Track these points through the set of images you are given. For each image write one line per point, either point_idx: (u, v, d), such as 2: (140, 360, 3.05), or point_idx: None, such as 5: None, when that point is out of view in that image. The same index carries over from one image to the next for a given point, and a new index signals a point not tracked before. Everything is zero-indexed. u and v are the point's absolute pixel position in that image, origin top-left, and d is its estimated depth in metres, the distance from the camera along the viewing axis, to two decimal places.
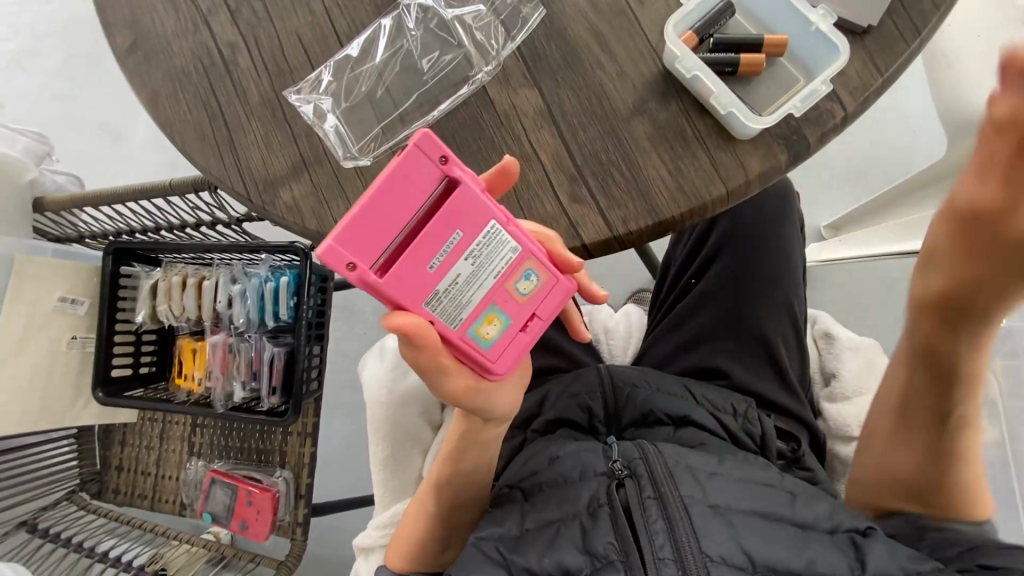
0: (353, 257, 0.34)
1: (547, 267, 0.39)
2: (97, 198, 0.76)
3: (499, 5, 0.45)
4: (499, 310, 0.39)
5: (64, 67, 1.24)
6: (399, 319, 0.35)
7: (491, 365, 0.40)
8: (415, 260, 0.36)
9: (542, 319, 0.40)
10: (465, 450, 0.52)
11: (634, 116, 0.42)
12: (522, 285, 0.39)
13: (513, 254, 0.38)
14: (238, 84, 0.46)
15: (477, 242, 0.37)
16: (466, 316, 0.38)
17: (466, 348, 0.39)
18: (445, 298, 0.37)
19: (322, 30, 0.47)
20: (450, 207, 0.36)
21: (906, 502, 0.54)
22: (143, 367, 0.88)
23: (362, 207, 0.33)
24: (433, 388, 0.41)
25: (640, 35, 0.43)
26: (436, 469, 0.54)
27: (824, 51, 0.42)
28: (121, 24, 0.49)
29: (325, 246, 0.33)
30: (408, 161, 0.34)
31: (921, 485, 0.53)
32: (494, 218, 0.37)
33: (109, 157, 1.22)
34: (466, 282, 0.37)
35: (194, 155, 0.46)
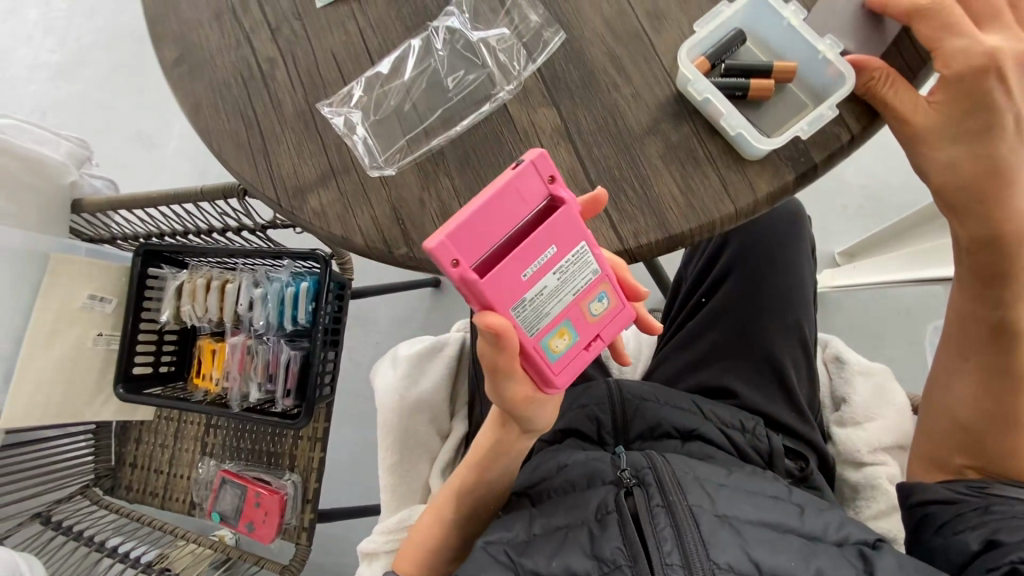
0: (458, 255, 0.35)
1: (618, 292, 0.41)
2: (131, 201, 0.80)
3: (522, 29, 0.48)
4: (570, 326, 0.41)
5: (106, 79, 1.31)
6: (491, 319, 0.36)
7: (557, 378, 0.41)
8: (513, 268, 0.37)
9: (604, 341, 0.42)
10: (493, 460, 0.52)
11: (647, 135, 0.44)
12: (594, 307, 0.41)
13: (593, 275, 0.40)
14: (274, 96, 0.50)
15: (567, 259, 0.38)
16: (542, 327, 0.40)
17: (536, 359, 0.40)
18: (530, 307, 0.38)
19: (356, 48, 0.50)
20: (550, 223, 0.37)
21: (955, 456, 0.55)
22: (163, 365, 0.91)
23: (476, 209, 0.34)
24: (495, 391, 0.42)
25: (655, 60, 0.45)
26: (461, 476, 0.55)
27: (831, 79, 0.43)
28: (169, 39, 0.52)
29: (437, 239, 0.34)
30: (523, 174, 0.35)
31: (966, 428, 0.54)
32: (585, 241, 0.39)
33: (142, 163, 1.28)
34: (550, 296, 0.39)
35: (230, 161, 0.49)
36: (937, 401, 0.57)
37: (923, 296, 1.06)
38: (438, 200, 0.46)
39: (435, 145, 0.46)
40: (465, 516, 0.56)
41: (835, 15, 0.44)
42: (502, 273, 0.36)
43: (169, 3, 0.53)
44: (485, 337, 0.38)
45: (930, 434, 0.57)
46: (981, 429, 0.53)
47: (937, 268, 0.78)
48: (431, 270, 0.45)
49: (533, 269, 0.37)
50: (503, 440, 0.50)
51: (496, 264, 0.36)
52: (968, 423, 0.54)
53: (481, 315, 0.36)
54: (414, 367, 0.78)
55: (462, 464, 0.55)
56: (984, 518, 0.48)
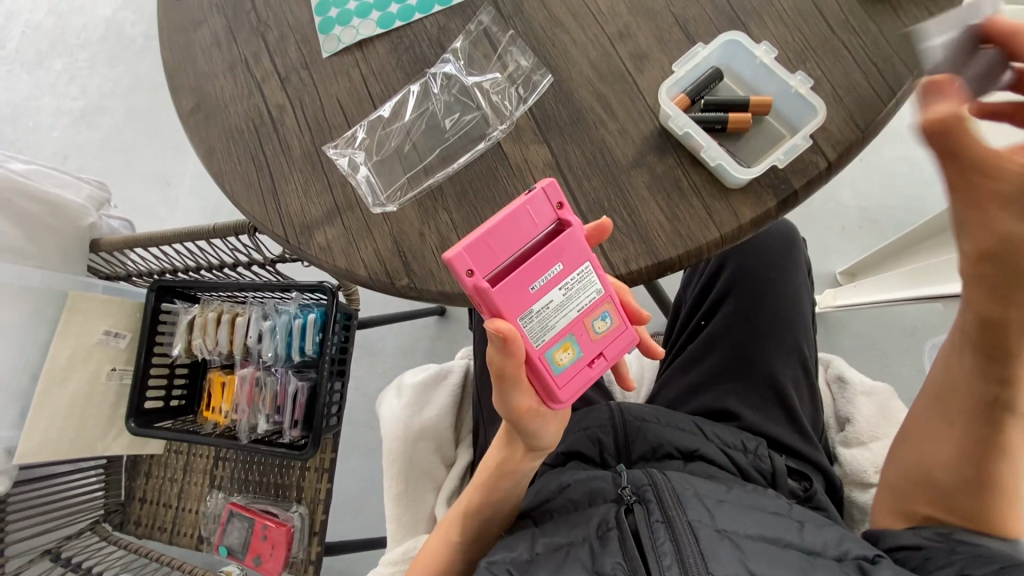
0: (473, 266, 0.38)
1: (620, 312, 0.44)
2: (147, 240, 0.83)
3: (514, 73, 0.51)
4: (575, 340, 0.43)
5: (125, 123, 1.38)
6: (501, 324, 0.37)
7: (561, 392, 0.43)
8: (521, 280, 0.39)
9: (606, 359, 0.44)
10: (499, 481, 0.53)
11: (634, 168, 0.46)
12: (597, 324, 0.43)
13: (596, 294, 0.42)
14: (283, 140, 0.53)
15: (572, 277, 0.41)
16: (548, 338, 0.42)
17: (541, 372, 0.42)
18: (537, 318, 0.41)
19: (359, 94, 0.53)
20: (558, 243, 0.40)
21: (919, 504, 0.54)
22: (174, 399, 0.93)
23: (491, 225, 0.38)
24: (501, 402, 0.42)
25: (638, 98, 0.48)
26: (468, 497, 0.56)
27: (805, 110, 0.46)
28: (186, 90, 0.56)
29: (456, 249, 0.37)
30: (534, 199, 0.39)
31: (948, 481, 0.52)
32: (588, 262, 0.42)
33: (158, 203, 1.33)
34: (556, 311, 0.41)
35: (242, 201, 0.52)
36: (923, 455, 0.54)
37: (927, 314, 1.06)
38: (437, 233, 0.48)
39: (434, 182, 0.49)
40: (471, 537, 0.56)
41: (808, 50, 0.47)
42: (512, 284, 0.39)
43: (187, 58, 0.57)
44: (494, 344, 0.38)
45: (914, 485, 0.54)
46: (963, 484, 0.51)
47: (934, 286, 0.79)
48: (430, 299, 0.47)
49: (541, 283, 0.40)
50: (509, 461, 0.51)
51: (508, 276, 0.39)
52: (938, 479, 0.52)
53: (490, 321, 0.37)
54: (419, 395, 0.79)
55: (471, 483, 0.56)
56: (952, 557, 0.47)
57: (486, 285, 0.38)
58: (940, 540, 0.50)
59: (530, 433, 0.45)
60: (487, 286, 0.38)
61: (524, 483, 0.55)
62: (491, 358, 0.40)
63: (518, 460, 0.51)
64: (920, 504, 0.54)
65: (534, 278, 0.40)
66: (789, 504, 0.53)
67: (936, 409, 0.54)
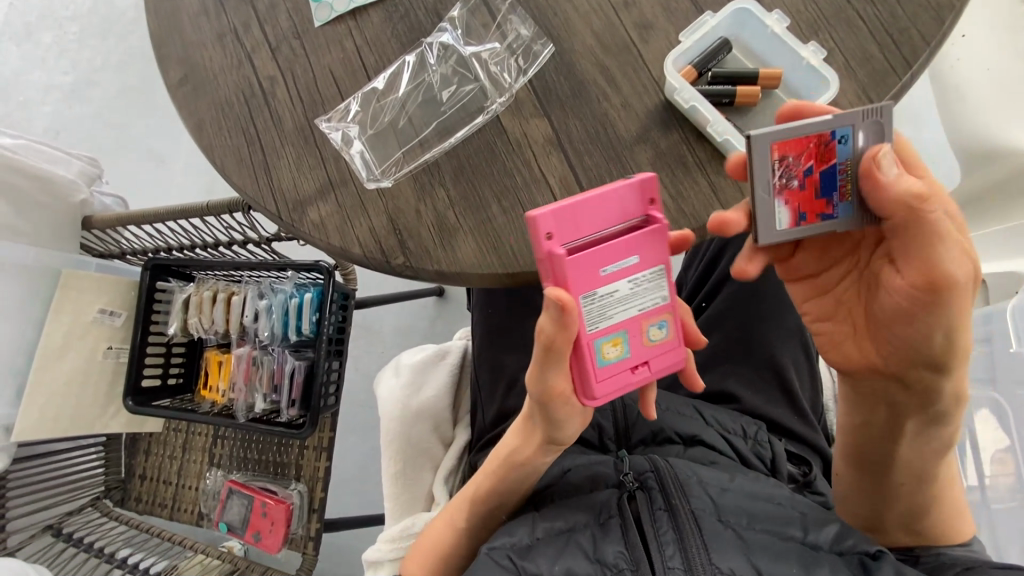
0: (552, 232, 0.37)
1: (677, 327, 0.43)
2: (139, 217, 0.82)
3: (514, 43, 0.49)
4: (627, 338, 0.41)
5: (117, 98, 1.35)
6: (562, 293, 0.36)
7: (599, 387, 0.41)
8: (595, 261, 0.38)
9: (651, 369, 0.43)
10: (509, 471, 0.52)
11: (637, 143, 0.45)
12: (652, 331, 0.42)
13: (660, 301, 0.42)
14: (274, 113, 0.51)
15: (642, 274, 0.40)
16: (602, 328, 0.40)
17: (586, 359, 0.40)
18: (598, 304, 0.39)
19: (352, 64, 0.51)
20: (640, 236, 0.39)
21: (901, 537, 0.51)
22: (171, 378, 0.92)
23: (583, 199, 0.37)
24: (536, 377, 0.41)
25: (643, 70, 0.46)
26: (478, 483, 0.55)
27: (816, 84, 0.44)
28: (174, 60, 0.54)
29: (544, 209, 0.37)
30: (631, 185, 0.38)
31: (917, 525, 0.50)
32: (662, 266, 0.41)
33: (151, 180, 1.31)
34: (617, 304, 0.40)
35: (232, 176, 0.50)
36: (883, 508, 0.51)
37: None
38: (434, 210, 0.46)
39: (430, 157, 0.48)
40: (477, 525, 0.57)
41: (820, 19, 0.45)
42: (586, 261, 0.38)
43: (174, 27, 0.55)
44: (549, 312, 0.36)
45: (880, 527, 0.52)
46: (909, 519, 0.50)
47: None
48: (427, 278, 0.46)
49: (613, 269, 0.39)
50: (522, 449, 0.51)
51: (586, 250, 0.38)
52: (898, 520, 0.50)
53: (553, 287, 0.35)
54: (417, 375, 0.78)
55: (483, 468, 0.56)
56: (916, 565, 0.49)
57: (564, 252, 0.37)
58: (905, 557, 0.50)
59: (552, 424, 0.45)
60: (563, 254, 0.37)
61: (536, 475, 0.54)
62: (540, 329, 0.38)
63: (532, 451, 0.50)
64: (890, 537, 0.52)
65: (608, 262, 0.39)
66: (792, 493, 0.53)
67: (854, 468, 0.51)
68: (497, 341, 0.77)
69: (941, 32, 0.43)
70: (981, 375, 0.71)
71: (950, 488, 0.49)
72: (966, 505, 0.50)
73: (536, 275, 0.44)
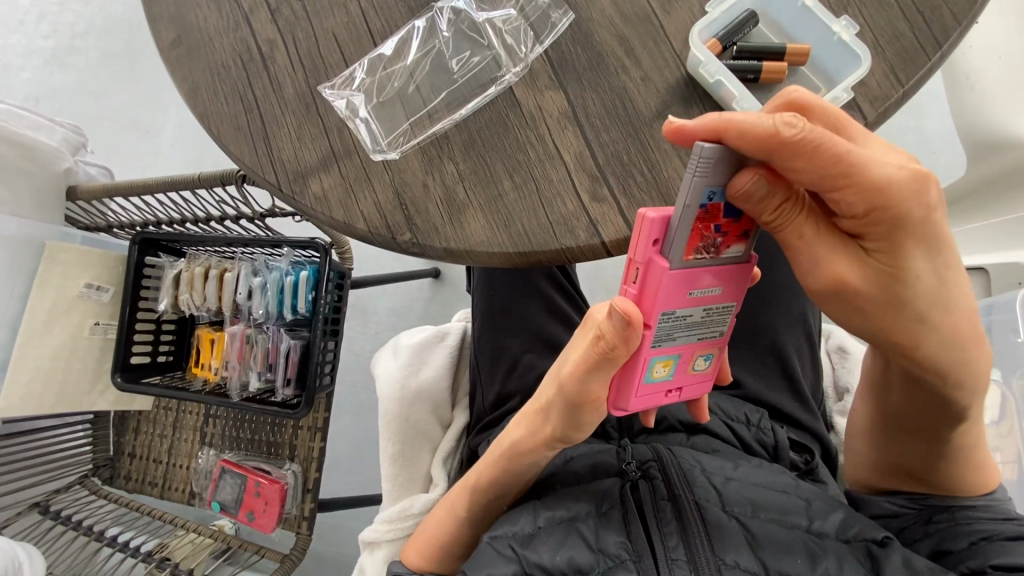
0: (658, 241, 0.35)
1: (719, 362, 0.42)
2: (127, 188, 0.79)
3: (529, 10, 0.47)
4: (677, 363, 0.41)
5: (101, 66, 1.29)
6: (634, 311, 0.36)
7: (634, 401, 0.41)
8: (686, 283, 0.37)
9: (682, 394, 0.43)
10: (515, 461, 0.51)
11: (656, 119, 0.44)
12: (698, 361, 0.41)
13: (716, 336, 0.41)
14: (274, 78, 0.48)
15: (715, 306, 0.39)
16: (662, 348, 0.39)
17: (636, 372, 0.40)
18: (669, 323, 0.38)
19: (358, 30, 0.49)
20: (728, 269, 0.38)
21: (908, 485, 0.53)
22: (161, 355, 0.90)
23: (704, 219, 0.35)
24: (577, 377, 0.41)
25: (664, 43, 0.45)
26: (480, 471, 0.54)
27: (846, 59, 0.43)
28: (165, 19, 0.51)
29: (662, 212, 0.35)
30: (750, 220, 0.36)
31: (926, 477, 0.51)
32: (733, 303, 0.40)
33: (137, 152, 1.26)
34: (686, 327, 0.39)
35: (229, 145, 0.48)
36: (891, 456, 0.52)
37: None
38: (442, 183, 0.44)
39: (438, 128, 0.46)
40: (477, 515, 0.55)
41: None
42: (681, 280, 0.36)
43: None
44: (615, 319, 0.36)
45: (890, 474, 0.53)
46: (917, 471, 0.51)
47: None
48: (434, 256, 0.44)
49: (697, 294, 0.37)
50: (527, 441, 0.50)
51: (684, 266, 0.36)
52: (899, 466, 0.52)
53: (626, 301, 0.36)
54: (416, 356, 0.77)
55: (486, 459, 0.54)
56: (928, 529, 0.50)
57: (668, 264, 0.35)
58: (913, 510, 0.51)
59: (568, 418, 0.45)
60: (665, 265, 0.35)
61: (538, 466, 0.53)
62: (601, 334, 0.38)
63: (537, 443, 0.50)
64: (901, 484, 0.53)
65: (698, 286, 0.37)
66: (796, 480, 0.53)
67: (872, 421, 0.52)
68: (497, 322, 0.76)
69: (972, 10, 0.42)
70: None
71: (973, 444, 0.48)
72: (987, 463, 0.49)
73: (549, 256, 0.43)
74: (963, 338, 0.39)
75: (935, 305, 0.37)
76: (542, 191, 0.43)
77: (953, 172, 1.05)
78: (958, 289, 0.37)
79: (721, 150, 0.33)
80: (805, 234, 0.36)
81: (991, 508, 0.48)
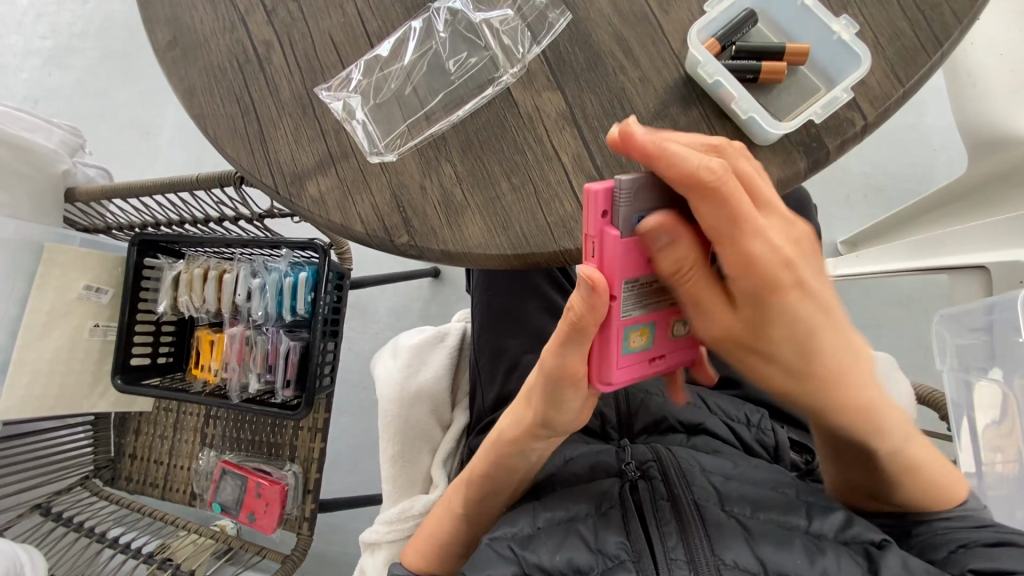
0: (608, 210, 0.34)
1: None
2: (124, 189, 0.78)
3: (527, 10, 0.47)
4: (654, 330, 0.39)
5: (99, 66, 1.29)
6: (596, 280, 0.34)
7: (617, 373, 0.39)
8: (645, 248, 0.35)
9: (666, 363, 0.40)
10: (506, 454, 0.51)
11: (655, 120, 0.43)
12: (678, 325, 0.40)
13: None
14: (271, 80, 0.48)
15: None
16: (634, 317, 0.38)
17: (612, 341, 0.38)
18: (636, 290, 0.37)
19: (354, 30, 0.49)
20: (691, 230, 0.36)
21: (862, 501, 0.52)
22: (161, 356, 0.90)
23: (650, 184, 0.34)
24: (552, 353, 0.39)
25: (663, 43, 0.45)
26: (474, 464, 0.54)
27: (846, 60, 0.43)
28: (161, 21, 0.51)
29: (607, 183, 0.34)
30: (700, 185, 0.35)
31: (880, 494, 0.50)
32: None
33: (136, 152, 1.26)
34: (656, 294, 0.38)
35: (225, 147, 0.47)
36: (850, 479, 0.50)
37: (926, 287, 1.02)
38: (439, 185, 0.44)
39: (435, 130, 0.45)
40: (474, 513, 0.55)
41: None
42: (640, 245, 0.35)
43: None
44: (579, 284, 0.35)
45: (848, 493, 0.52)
46: (866, 489, 0.50)
47: (939, 258, 0.77)
48: (431, 258, 0.44)
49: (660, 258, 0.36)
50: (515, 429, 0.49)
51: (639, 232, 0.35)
52: (851, 485, 0.51)
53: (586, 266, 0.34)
54: (415, 356, 0.77)
55: (482, 450, 0.54)
56: (911, 541, 0.50)
57: (621, 232, 0.34)
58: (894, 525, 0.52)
59: (549, 401, 0.44)
60: (618, 234, 0.34)
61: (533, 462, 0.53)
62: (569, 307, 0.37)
63: (523, 432, 0.49)
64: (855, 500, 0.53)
65: (657, 250, 0.36)
66: (796, 481, 0.53)
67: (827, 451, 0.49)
68: (497, 323, 0.76)
69: (973, 9, 0.42)
70: (980, 363, 0.65)
71: (929, 470, 0.48)
72: (948, 472, 0.50)
73: (547, 257, 0.43)
74: (849, 395, 0.39)
75: (817, 365, 0.37)
76: (540, 192, 0.43)
77: (953, 170, 1.05)
78: (847, 356, 0.38)
79: (643, 178, 0.34)
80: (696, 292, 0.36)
81: (965, 517, 0.49)
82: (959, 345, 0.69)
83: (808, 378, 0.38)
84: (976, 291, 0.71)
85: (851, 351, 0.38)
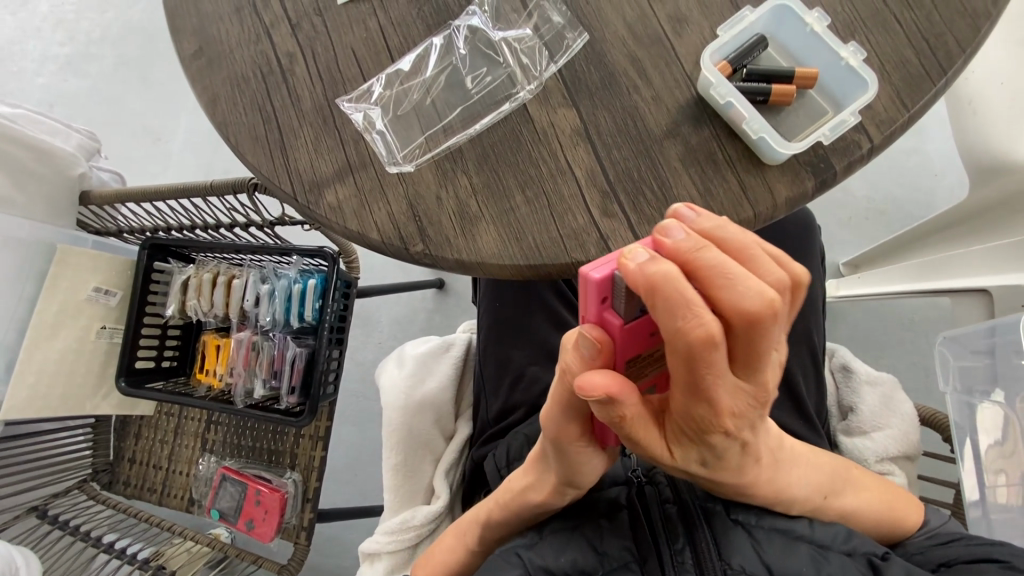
0: (608, 295, 0.32)
1: None
2: (138, 194, 0.80)
3: (545, 30, 0.49)
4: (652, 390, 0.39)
5: (115, 73, 1.31)
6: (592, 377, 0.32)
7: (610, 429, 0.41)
8: (645, 332, 0.33)
9: None
10: (523, 507, 0.49)
11: (667, 138, 0.44)
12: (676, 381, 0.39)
13: None
14: (293, 91, 0.50)
15: None
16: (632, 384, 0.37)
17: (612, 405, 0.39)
18: (638, 363, 0.35)
19: (376, 45, 0.50)
20: None
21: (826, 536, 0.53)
22: (166, 360, 0.90)
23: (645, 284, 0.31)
24: (553, 422, 0.39)
25: (676, 65, 0.46)
26: (488, 510, 0.53)
27: (853, 85, 0.44)
28: (188, 31, 0.52)
29: (606, 272, 0.31)
30: None
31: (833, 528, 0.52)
32: None
33: (149, 158, 1.28)
34: (657, 360, 0.36)
35: (246, 154, 0.49)
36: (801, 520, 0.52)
37: (928, 309, 1.03)
38: (455, 196, 0.45)
39: (453, 143, 0.47)
40: (488, 546, 0.55)
41: (857, 22, 0.45)
42: (640, 328, 0.33)
43: None
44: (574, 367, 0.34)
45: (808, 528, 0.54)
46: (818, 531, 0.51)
47: (941, 281, 0.78)
48: (446, 267, 0.45)
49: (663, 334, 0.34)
50: (535, 489, 0.48)
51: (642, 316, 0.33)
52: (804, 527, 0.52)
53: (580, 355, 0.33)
54: (421, 366, 0.77)
55: (494, 495, 0.52)
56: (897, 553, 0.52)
57: (622, 322, 0.32)
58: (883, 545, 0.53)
59: (567, 461, 0.42)
60: (620, 323, 0.32)
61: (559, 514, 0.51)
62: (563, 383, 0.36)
63: (547, 492, 0.47)
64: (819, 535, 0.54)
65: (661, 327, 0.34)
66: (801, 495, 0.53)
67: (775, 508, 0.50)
68: (503, 335, 0.76)
69: (976, 39, 0.43)
70: (983, 385, 0.65)
71: (866, 504, 0.51)
72: (901, 497, 0.53)
73: (560, 268, 0.43)
74: (755, 478, 0.43)
75: (725, 471, 0.41)
76: (553, 205, 0.44)
77: (954, 195, 1.06)
78: (752, 460, 0.41)
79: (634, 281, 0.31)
80: (641, 425, 0.34)
81: (938, 535, 0.51)
82: (962, 367, 0.69)
83: (714, 477, 0.41)
84: (978, 314, 0.72)
85: (759, 456, 0.41)
